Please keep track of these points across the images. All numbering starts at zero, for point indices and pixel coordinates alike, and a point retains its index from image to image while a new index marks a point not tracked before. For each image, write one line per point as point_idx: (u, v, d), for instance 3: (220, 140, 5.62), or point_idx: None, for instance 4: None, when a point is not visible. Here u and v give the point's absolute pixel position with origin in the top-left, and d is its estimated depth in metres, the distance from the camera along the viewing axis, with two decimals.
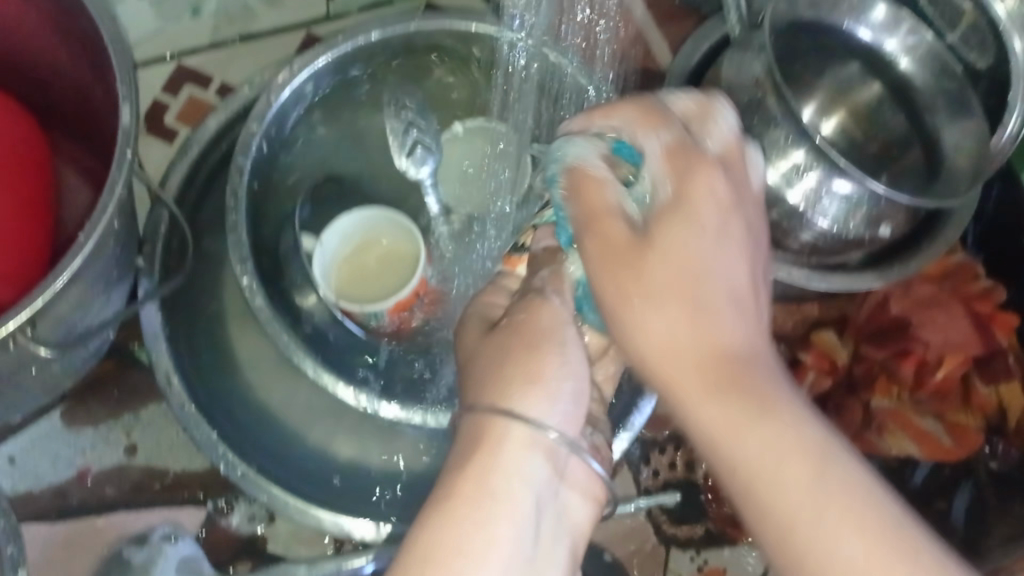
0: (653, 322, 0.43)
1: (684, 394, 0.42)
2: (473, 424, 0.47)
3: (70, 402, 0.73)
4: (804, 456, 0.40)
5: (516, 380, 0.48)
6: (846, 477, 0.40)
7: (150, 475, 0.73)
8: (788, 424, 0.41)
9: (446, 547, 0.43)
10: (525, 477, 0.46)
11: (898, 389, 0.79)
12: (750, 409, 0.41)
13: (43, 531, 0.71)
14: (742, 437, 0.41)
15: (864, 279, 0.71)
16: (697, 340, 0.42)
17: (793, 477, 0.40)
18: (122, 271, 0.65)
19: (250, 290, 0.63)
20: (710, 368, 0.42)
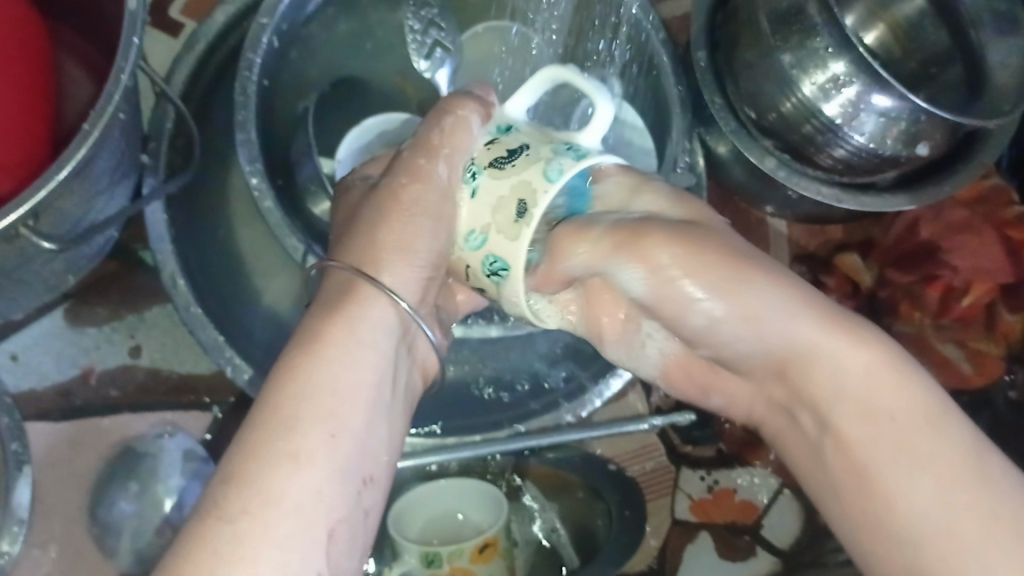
0: (757, 305, 0.45)
1: (817, 357, 0.44)
2: (345, 278, 0.50)
3: (74, 300, 0.71)
4: (923, 429, 0.42)
5: (387, 241, 0.51)
6: (1011, 494, 0.40)
7: (156, 377, 0.72)
8: (948, 432, 0.42)
9: (316, 381, 0.46)
10: (376, 329, 0.49)
11: (920, 314, 0.78)
12: (929, 440, 0.42)
13: (46, 431, 0.69)
14: (875, 452, 0.43)
15: (897, 200, 0.68)
16: (828, 323, 0.44)
17: (939, 482, 0.41)
18: (126, 167, 0.63)
19: (258, 191, 0.61)
20: (836, 321, 0.44)
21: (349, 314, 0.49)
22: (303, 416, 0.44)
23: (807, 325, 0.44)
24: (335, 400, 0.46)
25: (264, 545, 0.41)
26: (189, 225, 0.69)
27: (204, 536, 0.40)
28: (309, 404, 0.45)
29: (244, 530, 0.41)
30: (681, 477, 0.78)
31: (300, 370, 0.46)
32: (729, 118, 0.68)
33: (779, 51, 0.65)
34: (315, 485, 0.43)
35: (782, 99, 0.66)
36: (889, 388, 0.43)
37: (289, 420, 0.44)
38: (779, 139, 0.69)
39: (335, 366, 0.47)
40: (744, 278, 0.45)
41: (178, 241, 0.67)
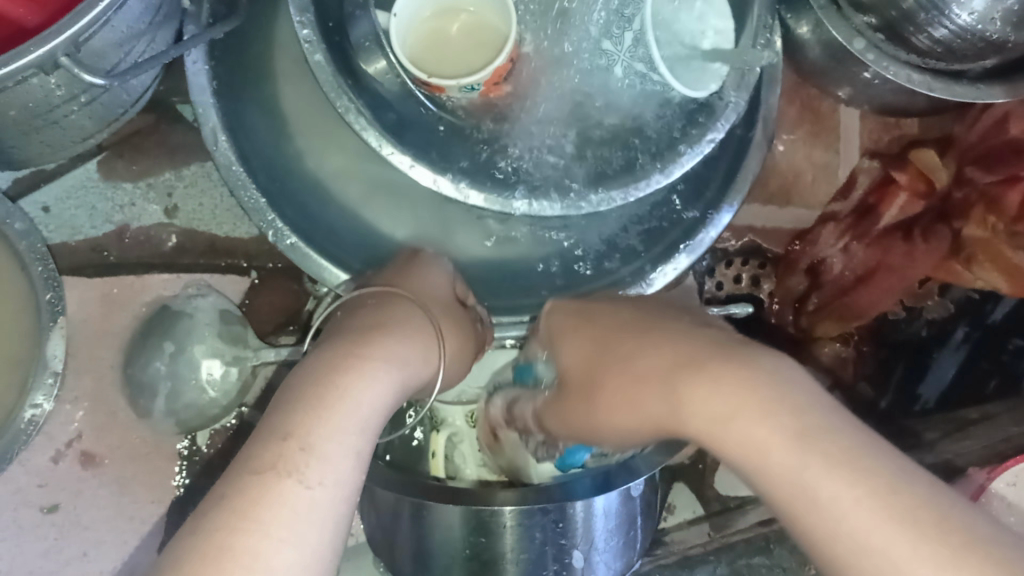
0: (647, 380, 0.45)
1: (691, 400, 0.41)
2: (378, 292, 0.55)
3: (108, 151, 0.68)
4: (727, 369, 0.40)
5: (407, 275, 0.59)
6: (831, 439, 0.34)
7: (193, 238, 0.69)
8: (763, 396, 0.37)
9: (349, 363, 0.44)
10: (402, 345, 0.48)
11: (995, 218, 0.71)
12: (758, 404, 0.37)
13: (79, 286, 0.67)
14: (707, 403, 0.40)
15: (992, 91, 0.63)
16: (681, 365, 0.42)
17: (792, 433, 0.35)
18: (169, 6, 0.58)
19: (309, 44, 0.57)
20: (691, 367, 0.42)
21: (379, 340, 0.47)
22: (344, 407, 0.41)
23: (659, 391, 0.44)
24: (370, 389, 0.43)
25: (320, 490, 0.36)
26: (232, 79, 0.64)
27: (240, 478, 0.36)
28: (346, 381, 0.42)
29: (261, 519, 0.34)
30: None
31: (339, 360, 0.44)
32: None
33: None
34: (346, 480, 0.38)
35: None
36: (701, 384, 0.40)
37: (321, 411, 0.40)
38: (874, 15, 0.63)
39: (377, 362, 0.45)
40: (650, 345, 0.46)
41: (220, 95, 0.63)
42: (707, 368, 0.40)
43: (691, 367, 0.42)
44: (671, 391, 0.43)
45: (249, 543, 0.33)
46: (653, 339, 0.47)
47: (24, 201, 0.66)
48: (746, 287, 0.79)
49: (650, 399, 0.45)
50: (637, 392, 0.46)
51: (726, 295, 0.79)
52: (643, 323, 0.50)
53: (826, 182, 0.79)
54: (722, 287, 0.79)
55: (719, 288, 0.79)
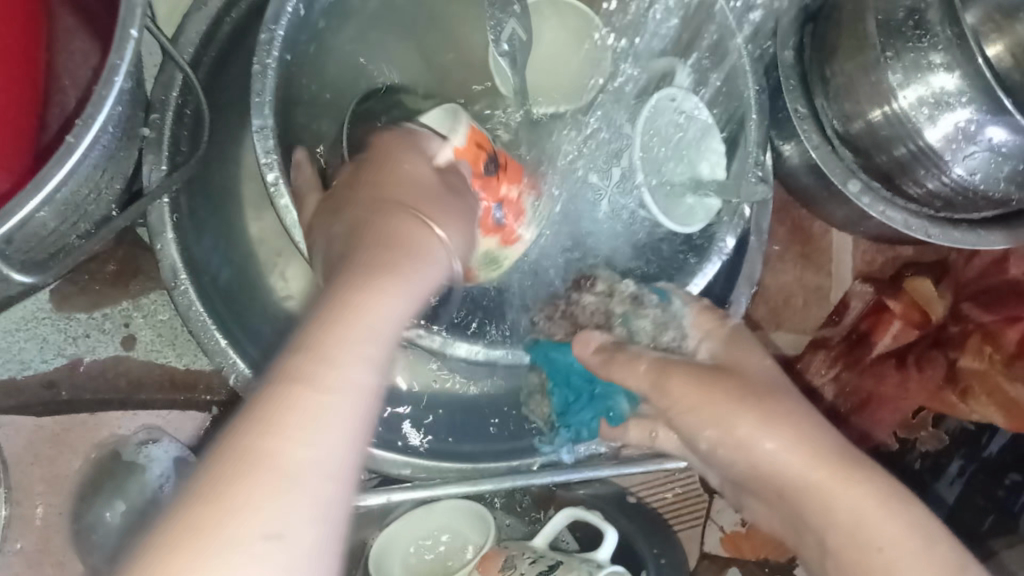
0: (770, 447, 0.49)
1: (829, 494, 0.46)
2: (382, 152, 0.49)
3: (61, 282, 0.64)
4: (889, 504, 0.45)
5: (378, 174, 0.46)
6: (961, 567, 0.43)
7: (150, 372, 0.65)
8: (912, 528, 0.44)
9: (374, 234, 0.40)
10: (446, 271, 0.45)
11: (992, 351, 0.69)
12: (892, 524, 0.44)
13: (27, 426, 0.63)
14: (860, 520, 0.45)
15: (990, 240, 0.60)
16: (809, 454, 0.47)
17: (925, 557, 0.43)
18: (126, 149, 0.54)
19: (275, 187, 0.54)
20: (825, 464, 0.47)
21: (428, 213, 0.44)
22: (423, 257, 0.40)
23: (786, 464, 0.48)
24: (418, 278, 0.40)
25: (407, 306, 0.37)
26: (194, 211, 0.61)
27: (346, 294, 0.35)
28: (368, 262, 0.38)
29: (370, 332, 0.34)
30: (713, 508, 0.72)
31: (363, 235, 0.40)
32: (812, 130, 0.60)
33: (885, 66, 0.56)
34: (393, 313, 0.36)
35: (872, 108, 0.58)
36: (830, 488, 0.46)
37: (394, 243, 0.40)
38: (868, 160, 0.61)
39: (426, 259, 0.41)
40: (757, 416, 0.49)
41: (180, 227, 0.60)
42: (877, 489, 0.46)
43: (839, 465, 0.47)
44: (790, 451, 0.48)
45: (274, 449, 0.30)
46: (763, 402, 0.50)
47: None
48: None
49: (768, 462, 0.49)
50: (735, 444, 0.50)
51: None
52: (776, 383, 0.53)
53: (818, 307, 0.76)
54: None
55: None
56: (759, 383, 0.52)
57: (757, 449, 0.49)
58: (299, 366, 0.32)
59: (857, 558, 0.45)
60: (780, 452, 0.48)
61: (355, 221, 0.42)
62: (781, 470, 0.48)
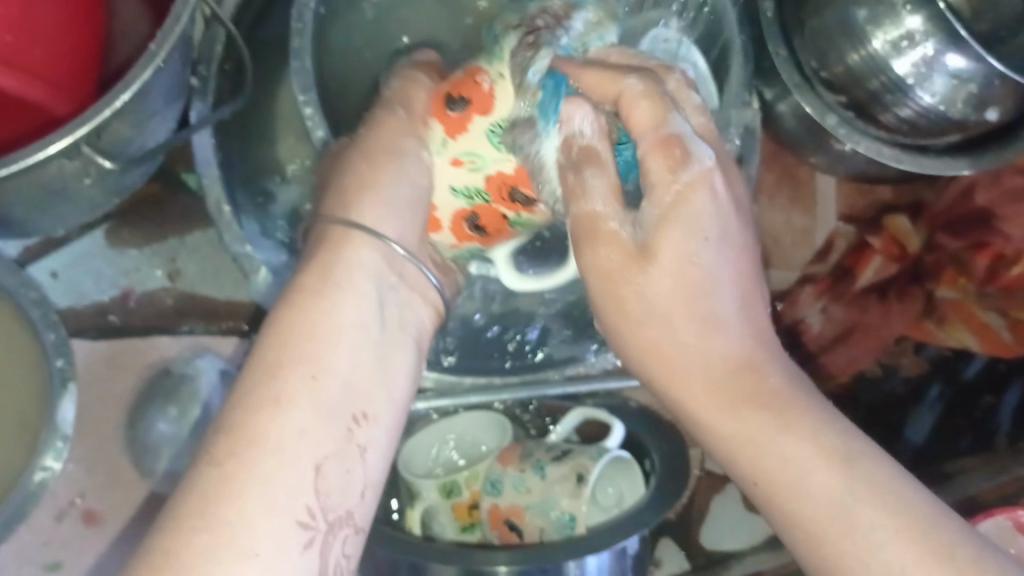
0: (685, 340, 0.47)
1: (702, 406, 0.46)
2: (322, 230, 0.52)
3: (115, 220, 0.70)
4: (785, 418, 0.43)
5: (358, 189, 0.53)
6: (888, 484, 0.40)
7: (194, 302, 0.72)
8: (806, 424, 0.43)
9: (304, 321, 0.47)
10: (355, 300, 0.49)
11: (965, 280, 0.77)
12: (759, 419, 0.44)
13: (86, 350, 0.69)
14: (740, 419, 0.44)
15: (956, 164, 0.66)
16: (718, 357, 0.46)
17: (809, 443, 0.42)
18: (178, 88, 0.61)
19: (312, 123, 0.60)
20: (747, 399, 0.44)
21: (334, 267, 0.50)
22: (342, 275, 0.49)
23: (690, 361, 0.46)
24: (321, 341, 0.47)
25: (316, 411, 0.44)
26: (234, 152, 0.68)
27: (295, 315, 0.47)
28: (297, 349, 0.46)
29: (268, 377, 0.44)
30: None
31: (295, 311, 0.47)
32: (793, 70, 0.66)
33: (854, 4, 0.63)
34: (298, 424, 0.43)
35: (849, 50, 0.64)
36: (765, 390, 0.44)
37: (333, 274, 0.49)
38: (844, 94, 0.66)
39: (334, 307, 0.48)
40: (671, 308, 0.47)
41: (223, 166, 0.66)
42: (791, 426, 0.43)
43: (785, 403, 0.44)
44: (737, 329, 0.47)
45: (202, 537, 0.38)
46: (688, 299, 0.47)
47: (36, 265, 0.69)
48: None
49: (704, 296, 0.47)
50: (684, 284, 0.47)
51: None
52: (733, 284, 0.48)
53: (803, 245, 0.82)
54: None
55: None
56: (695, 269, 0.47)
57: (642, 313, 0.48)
58: (195, 512, 0.39)
59: (750, 463, 0.43)
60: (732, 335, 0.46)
61: (314, 242, 0.52)
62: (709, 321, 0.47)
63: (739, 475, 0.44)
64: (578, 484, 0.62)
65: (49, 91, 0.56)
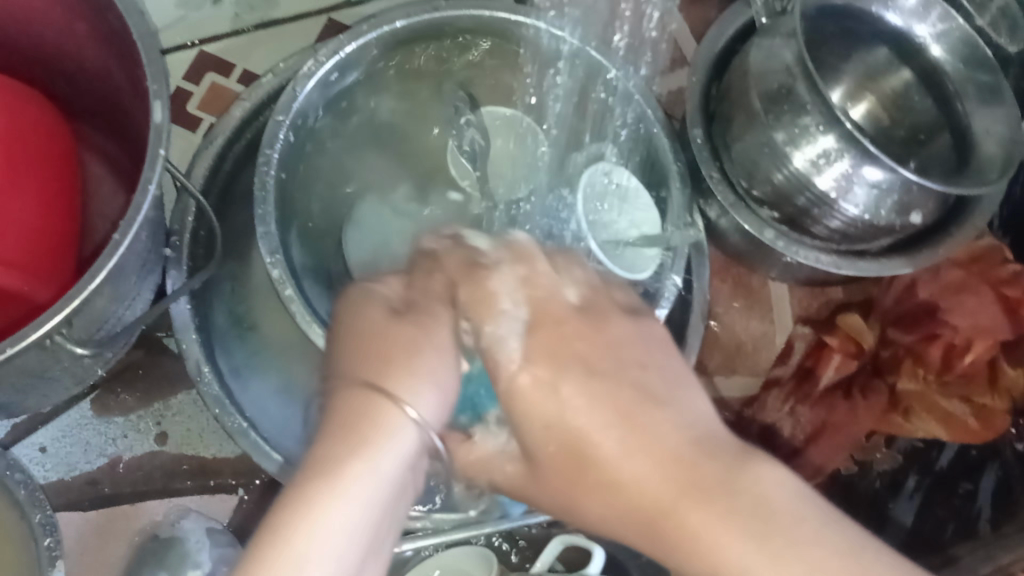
0: (585, 436, 0.43)
1: (675, 522, 0.38)
2: (355, 302, 0.48)
3: (101, 390, 0.73)
4: (688, 502, 0.38)
5: (383, 323, 0.47)
6: (811, 532, 0.35)
7: (181, 461, 0.74)
8: (777, 531, 0.35)
9: (359, 413, 0.42)
10: (392, 452, 0.42)
11: (924, 372, 0.78)
12: (710, 477, 0.38)
13: (77, 520, 0.71)
14: (665, 539, 0.39)
15: (892, 264, 0.69)
16: (657, 461, 0.40)
17: (735, 519, 0.36)
18: (152, 264, 0.65)
19: (280, 281, 0.61)
20: (671, 472, 0.39)
21: (385, 361, 0.45)
22: (398, 456, 0.42)
23: (621, 466, 0.41)
24: (379, 444, 0.41)
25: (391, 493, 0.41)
26: (210, 316, 0.71)
27: (355, 403, 0.43)
28: (363, 437, 0.41)
29: (356, 469, 0.40)
30: None
31: (353, 404, 0.43)
32: (727, 191, 0.70)
33: (772, 127, 0.67)
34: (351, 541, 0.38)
35: (775, 171, 0.68)
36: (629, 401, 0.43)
37: (386, 360, 0.45)
38: (776, 210, 0.71)
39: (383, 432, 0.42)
40: (595, 390, 0.43)
41: (200, 330, 0.69)
42: (732, 482, 0.38)
43: (701, 474, 0.38)
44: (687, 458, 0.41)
45: None
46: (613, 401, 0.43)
47: (22, 445, 0.72)
48: None
49: (647, 378, 0.44)
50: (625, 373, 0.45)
51: None
52: (680, 389, 0.44)
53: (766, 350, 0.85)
54: None
55: None
56: (629, 409, 0.42)
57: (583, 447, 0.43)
58: None
59: (651, 539, 0.40)
60: (641, 460, 0.41)
61: (343, 309, 0.49)
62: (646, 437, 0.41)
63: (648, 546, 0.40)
64: None
65: (28, 278, 0.60)
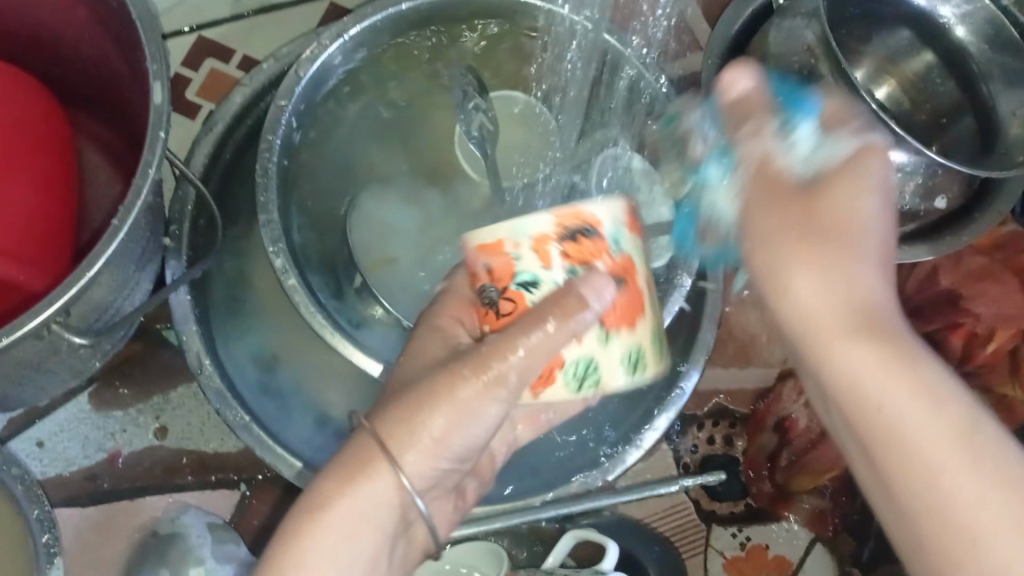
0: (790, 287, 0.43)
1: (850, 377, 0.40)
2: (446, 376, 0.47)
3: (98, 383, 0.71)
4: (947, 441, 0.38)
5: (425, 411, 0.47)
6: (933, 383, 0.39)
7: (181, 457, 0.72)
8: (912, 370, 0.39)
9: (334, 503, 0.45)
10: (367, 508, 0.46)
11: (944, 362, 0.77)
12: (872, 357, 0.40)
13: (75, 516, 0.69)
14: (912, 447, 0.39)
15: (914, 251, 0.67)
16: (846, 305, 0.42)
17: (920, 394, 0.39)
18: (152, 252, 0.63)
19: (283, 271, 0.59)
20: (829, 314, 0.42)
21: (413, 429, 0.47)
22: (370, 513, 0.46)
23: (825, 304, 0.42)
24: (339, 537, 0.45)
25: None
26: (208, 305, 0.69)
27: (345, 488, 0.46)
28: (326, 532, 0.45)
29: (329, 528, 0.45)
30: (713, 534, 0.78)
31: (352, 478, 0.46)
32: None
33: None
34: None
35: None
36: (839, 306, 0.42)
37: (409, 434, 0.47)
38: None
39: (366, 504, 0.46)
40: (813, 261, 0.43)
41: (202, 322, 0.67)
42: (906, 361, 0.40)
43: (877, 323, 0.41)
44: (816, 294, 0.42)
45: None
46: (826, 241, 0.43)
47: (18, 439, 0.70)
48: (720, 449, 0.79)
49: (860, 246, 0.43)
50: (805, 221, 0.44)
51: (702, 458, 0.79)
52: (849, 246, 0.43)
53: None
54: (698, 450, 0.79)
55: (694, 452, 0.79)
56: (802, 226, 0.44)
57: (785, 294, 0.44)
58: None
59: (862, 423, 0.41)
60: (855, 360, 0.41)
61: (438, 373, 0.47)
62: (882, 318, 0.42)
63: (850, 449, 0.43)
64: None
65: (23, 267, 0.58)
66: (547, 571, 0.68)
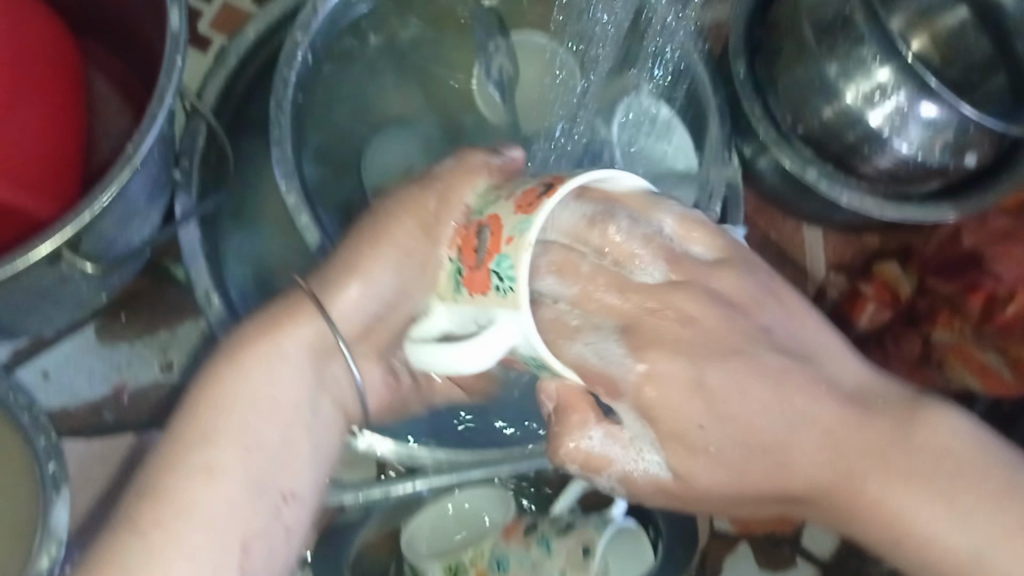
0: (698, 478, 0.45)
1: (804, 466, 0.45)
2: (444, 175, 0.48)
3: (105, 316, 0.70)
4: (877, 476, 0.45)
5: (364, 242, 0.49)
6: (892, 465, 0.45)
7: (186, 393, 0.71)
8: (890, 474, 0.45)
9: (238, 369, 0.46)
10: (282, 368, 0.47)
11: (960, 322, 0.76)
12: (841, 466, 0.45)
13: (81, 449, 0.69)
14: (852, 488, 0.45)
15: (939, 210, 0.65)
16: (815, 426, 0.44)
17: (902, 483, 0.44)
18: (162, 184, 0.61)
19: (295, 209, 0.57)
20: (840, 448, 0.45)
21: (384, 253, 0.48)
22: (284, 359, 0.47)
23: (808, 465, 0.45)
24: (244, 410, 0.46)
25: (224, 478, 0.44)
26: (216, 241, 0.68)
27: (226, 360, 0.46)
28: (210, 406, 0.45)
29: (242, 381, 0.46)
30: None
31: (226, 355, 0.47)
32: (769, 128, 0.66)
33: (824, 60, 0.63)
34: (224, 494, 0.44)
35: (823, 106, 0.64)
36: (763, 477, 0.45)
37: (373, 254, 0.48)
38: (820, 148, 0.67)
39: (264, 369, 0.47)
40: (719, 356, 0.43)
41: (210, 257, 0.66)
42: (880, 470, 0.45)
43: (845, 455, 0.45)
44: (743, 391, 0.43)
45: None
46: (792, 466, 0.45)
47: (24, 368, 0.69)
48: None
49: (747, 427, 0.44)
50: (716, 355, 0.44)
51: None
52: (742, 375, 0.44)
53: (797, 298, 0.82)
54: None
55: None
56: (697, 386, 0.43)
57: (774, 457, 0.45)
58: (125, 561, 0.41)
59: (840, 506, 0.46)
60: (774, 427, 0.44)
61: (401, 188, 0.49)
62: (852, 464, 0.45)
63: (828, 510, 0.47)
64: (585, 558, 0.66)
65: (31, 194, 0.56)
66: (553, 517, 0.68)
